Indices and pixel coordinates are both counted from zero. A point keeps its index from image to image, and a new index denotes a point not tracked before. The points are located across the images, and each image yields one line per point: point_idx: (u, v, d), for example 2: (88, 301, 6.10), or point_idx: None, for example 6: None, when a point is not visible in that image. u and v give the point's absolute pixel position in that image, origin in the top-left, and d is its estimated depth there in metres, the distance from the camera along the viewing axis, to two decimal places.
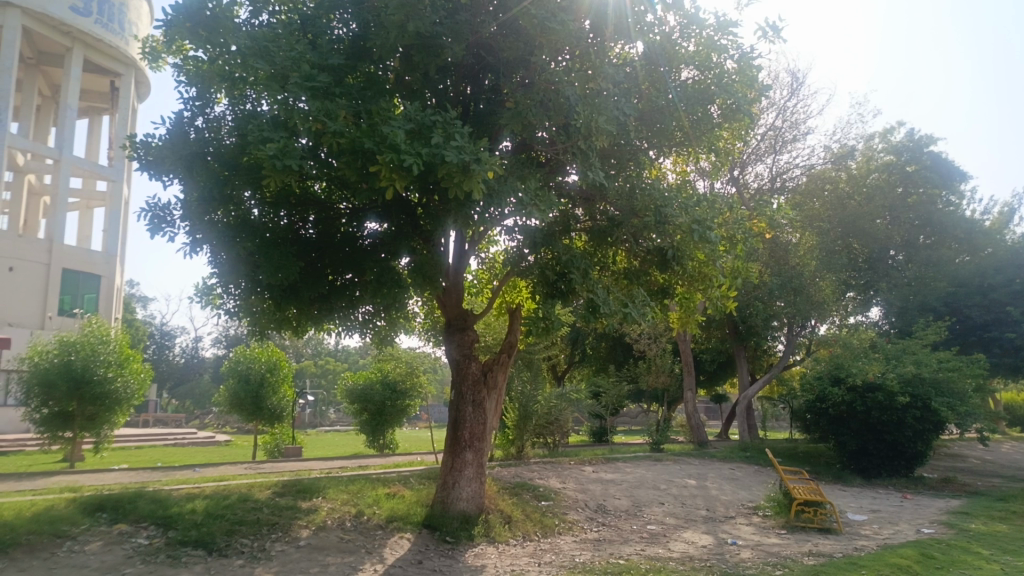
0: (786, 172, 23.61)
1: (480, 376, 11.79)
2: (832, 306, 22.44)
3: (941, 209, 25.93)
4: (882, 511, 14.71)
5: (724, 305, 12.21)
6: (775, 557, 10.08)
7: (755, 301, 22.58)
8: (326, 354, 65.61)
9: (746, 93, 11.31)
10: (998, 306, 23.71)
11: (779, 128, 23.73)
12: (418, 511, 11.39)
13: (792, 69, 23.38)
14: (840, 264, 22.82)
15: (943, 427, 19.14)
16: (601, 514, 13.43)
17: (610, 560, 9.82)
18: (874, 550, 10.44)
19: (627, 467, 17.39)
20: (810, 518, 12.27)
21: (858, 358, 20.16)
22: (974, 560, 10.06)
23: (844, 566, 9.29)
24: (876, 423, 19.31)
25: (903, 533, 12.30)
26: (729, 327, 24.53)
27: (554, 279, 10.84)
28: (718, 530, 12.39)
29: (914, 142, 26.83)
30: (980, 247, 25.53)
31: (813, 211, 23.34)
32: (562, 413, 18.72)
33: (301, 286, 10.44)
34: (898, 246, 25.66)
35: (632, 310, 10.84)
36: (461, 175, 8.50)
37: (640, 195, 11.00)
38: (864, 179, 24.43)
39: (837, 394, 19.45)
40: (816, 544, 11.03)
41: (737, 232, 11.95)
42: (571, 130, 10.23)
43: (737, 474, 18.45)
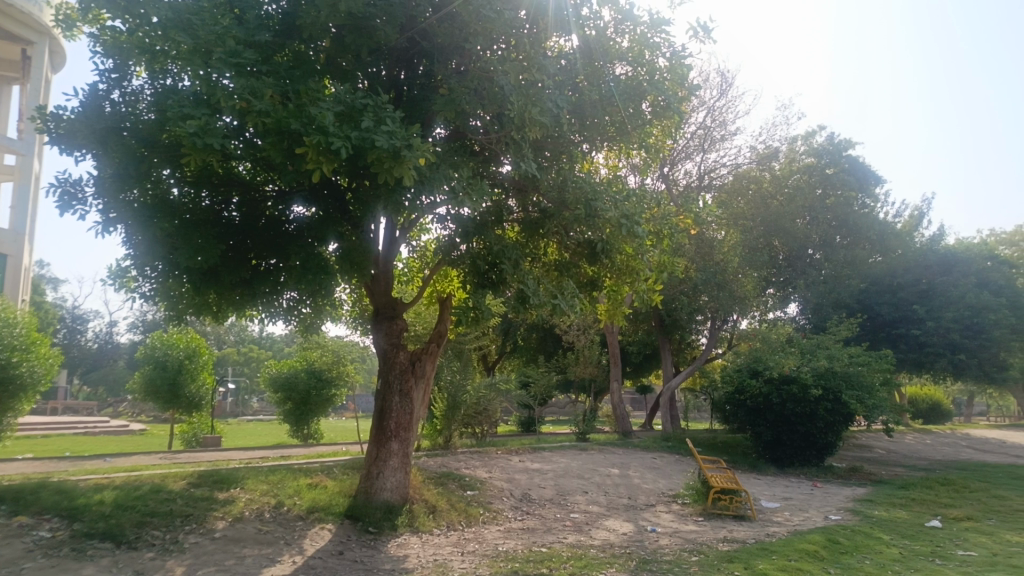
0: (714, 171, 24.13)
1: (408, 365, 11.65)
2: (752, 301, 23.19)
3: (856, 211, 26.49)
4: (793, 499, 15.35)
5: (650, 298, 12.47)
6: (692, 543, 10.38)
7: (681, 295, 23.15)
8: (251, 341, 63.84)
9: (676, 91, 11.52)
10: (906, 304, 25.72)
11: (708, 127, 24.32)
12: (340, 501, 11.21)
13: (721, 70, 24.02)
14: (761, 261, 23.64)
15: (852, 418, 20.08)
16: (525, 503, 13.55)
17: (532, 549, 9.92)
18: (784, 536, 10.87)
19: (553, 457, 17.59)
20: (726, 505, 12.68)
21: (776, 351, 20.91)
22: (876, 545, 10.60)
23: (755, 551, 9.63)
24: (790, 415, 20.13)
25: (812, 519, 12.88)
26: (655, 320, 25.03)
27: (485, 269, 10.79)
28: (638, 518, 12.68)
29: (833, 146, 27.27)
30: (892, 248, 26.92)
31: (737, 210, 24.08)
32: (491, 403, 18.79)
33: (221, 270, 10.04)
34: (816, 244, 26.16)
35: (561, 302, 10.91)
36: (392, 161, 8.34)
37: (571, 187, 11.00)
38: (786, 180, 25.30)
39: (755, 386, 20.18)
40: (730, 530, 11.41)
41: (664, 227, 12.22)
42: (504, 119, 10.22)
43: (658, 463, 18.93)
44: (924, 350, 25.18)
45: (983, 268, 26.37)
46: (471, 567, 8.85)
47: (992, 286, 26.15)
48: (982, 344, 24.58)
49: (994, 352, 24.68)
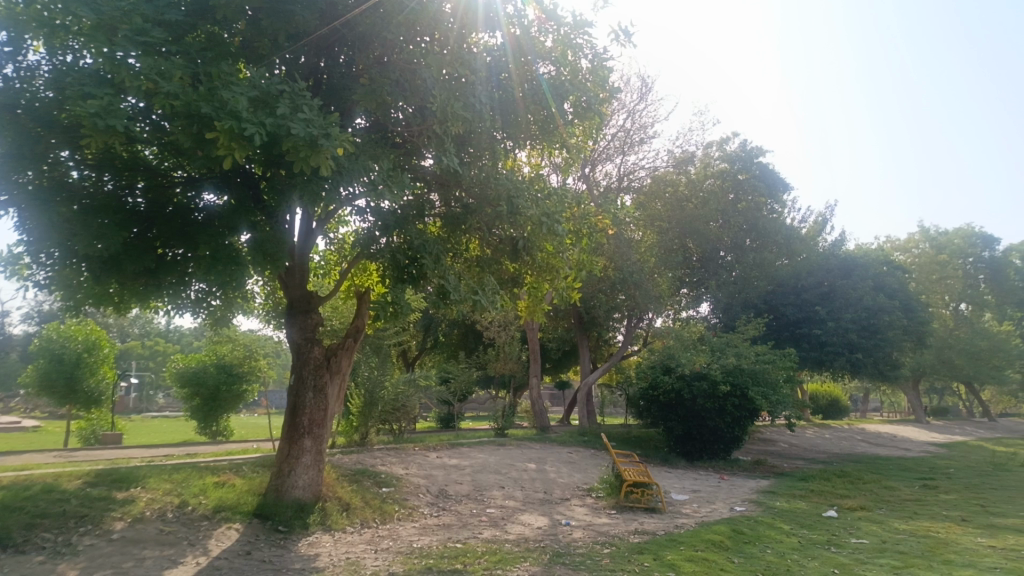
0: (633, 173, 24.99)
1: (322, 361, 11.40)
2: (667, 300, 23.84)
3: (765, 216, 26.91)
4: (701, 491, 15.91)
5: (569, 295, 12.62)
6: (604, 536, 10.61)
7: (599, 294, 23.60)
8: (157, 334, 61.05)
9: (598, 93, 11.70)
10: (808, 305, 27.00)
11: (628, 129, 24.88)
12: (248, 500, 10.88)
13: (641, 74, 24.61)
14: (676, 262, 24.63)
15: (757, 413, 20.96)
16: (442, 499, 13.51)
17: (447, 545, 9.89)
18: (692, 528, 11.25)
19: (471, 452, 17.61)
20: (637, 498, 13.00)
21: (687, 349, 21.56)
22: (776, 534, 11.11)
23: (664, 543, 9.92)
24: (700, 411, 20.81)
25: (718, 511, 13.38)
26: (574, 317, 25.32)
27: (404, 264, 10.62)
28: (553, 511, 12.85)
29: (745, 152, 27.43)
30: (797, 252, 27.64)
31: (655, 212, 25.22)
32: (410, 399, 18.60)
33: (123, 258, 9.49)
34: (727, 246, 26.89)
35: (481, 298, 10.90)
36: (308, 150, 8.12)
37: (493, 185, 10.95)
38: (701, 183, 26.10)
39: (667, 382, 20.75)
40: (641, 522, 11.72)
41: (583, 227, 12.43)
42: (426, 112, 10.13)
43: (574, 457, 19.22)
44: (825, 349, 26.51)
45: (879, 272, 28.12)
46: (384, 564, 8.75)
47: (887, 290, 27.83)
48: (876, 343, 26.29)
49: (887, 350, 26.41)
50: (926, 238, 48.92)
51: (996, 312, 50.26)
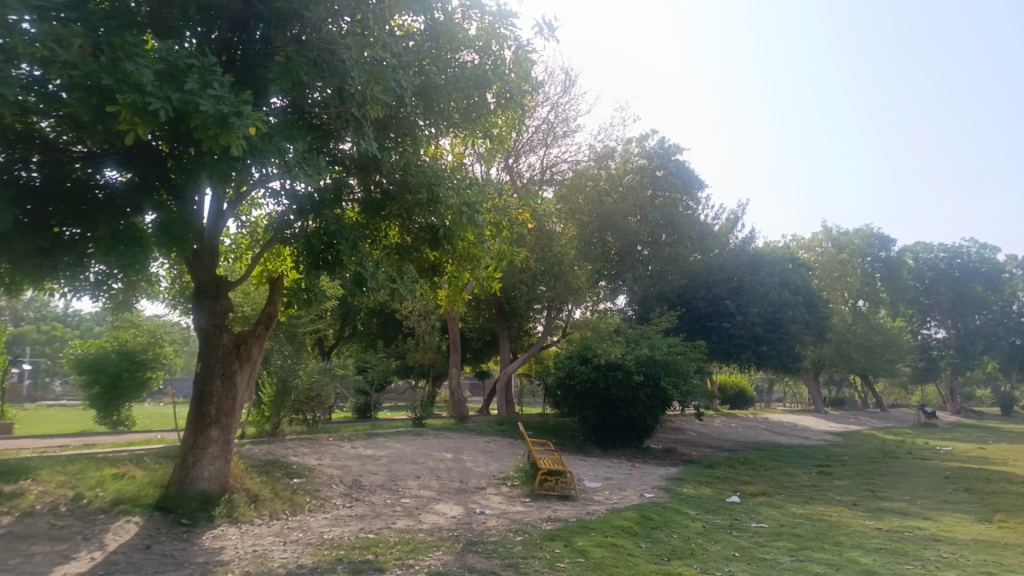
0: (556, 166, 25.67)
1: (231, 348, 11.01)
2: (586, 292, 24.24)
3: (681, 212, 27.68)
4: (613, 478, 16.30)
5: (490, 285, 12.65)
6: (518, 524, 10.72)
7: (519, 285, 23.72)
8: (53, 318, 57.56)
9: (521, 85, 11.76)
10: (719, 299, 27.94)
11: (552, 122, 25.15)
12: (150, 492, 10.45)
13: (564, 67, 24.85)
14: (594, 255, 25.21)
15: (668, 403, 21.65)
16: (355, 490, 13.32)
17: (358, 535, 9.77)
18: (603, 514, 11.51)
19: (387, 442, 17.44)
20: (552, 486, 13.18)
21: (604, 340, 21.90)
22: (683, 519, 11.50)
23: (576, 529, 10.11)
24: (615, 399, 21.29)
25: (629, 497, 13.74)
26: (496, 308, 25.08)
27: (320, 249, 10.28)
28: (468, 500, 12.88)
29: (663, 150, 27.82)
30: (710, 248, 28.42)
31: (575, 205, 25.49)
32: (325, 388, 18.23)
33: (15, 237, 8.74)
34: (644, 241, 27.79)
35: (399, 286, 10.78)
36: (218, 128, 7.80)
37: (414, 171, 10.82)
38: (621, 178, 26.64)
39: (583, 372, 21.05)
40: (554, 510, 11.90)
41: (503, 218, 12.38)
42: (345, 95, 9.83)
43: (491, 447, 19.30)
44: (733, 341, 27.56)
45: (785, 269, 29.42)
46: (292, 556, 8.55)
47: (791, 285, 29.20)
48: (780, 337, 27.61)
49: (790, 343, 27.80)
50: (829, 238, 51.47)
51: (890, 309, 53.43)
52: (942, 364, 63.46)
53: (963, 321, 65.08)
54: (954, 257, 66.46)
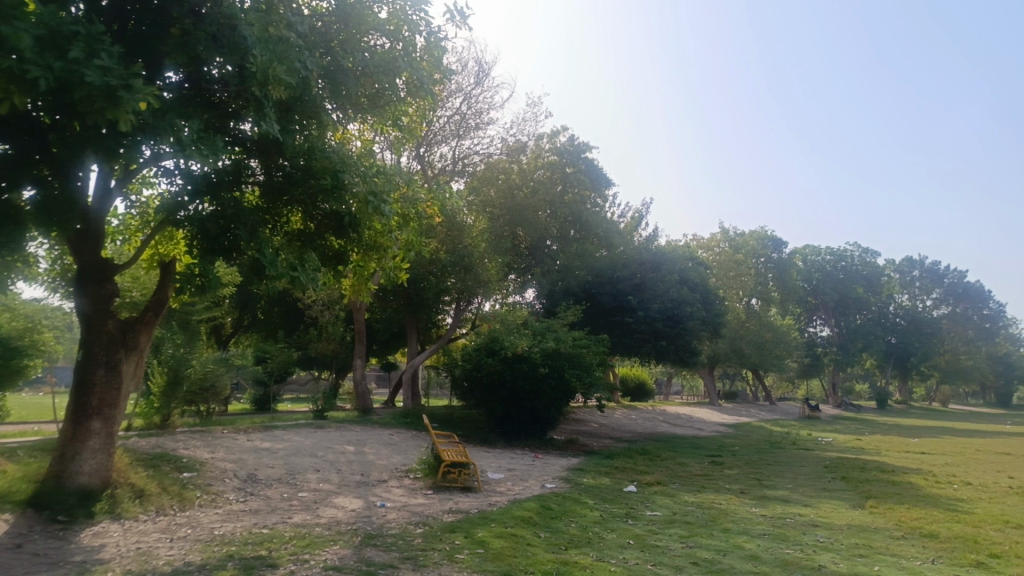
0: (467, 158, 26.21)
1: (117, 335, 10.38)
2: (495, 285, 24.41)
3: (589, 209, 28.24)
4: (516, 470, 16.45)
5: (397, 276, 12.50)
6: (418, 516, 10.64)
7: (428, 276, 23.49)
8: None
9: (432, 73, 11.63)
10: (622, 295, 28.18)
11: (464, 114, 25.30)
12: (22, 487, 9.75)
13: (477, 59, 24.90)
14: (504, 248, 25.33)
15: (571, 395, 22.04)
16: (250, 484, 12.86)
17: (251, 531, 9.44)
18: (504, 505, 11.59)
19: (285, 435, 16.94)
20: (454, 478, 13.13)
21: (511, 333, 21.99)
22: (581, 509, 11.77)
23: (477, 520, 10.15)
24: (520, 391, 21.47)
25: (530, 488, 13.92)
26: (403, 298, 24.61)
27: (216, 234, 9.90)
28: (369, 494, 12.68)
29: (573, 148, 28.21)
30: (615, 244, 29.20)
31: (487, 198, 26.13)
32: (220, 379, 17.46)
33: None
34: (553, 236, 28.15)
35: (300, 275, 10.37)
36: (105, 102, 7.34)
37: (319, 156, 10.52)
38: (531, 173, 26.95)
39: (490, 364, 21.11)
40: (456, 502, 11.90)
41: (411, 209, 12.16)
42: (246, 74, 9.45)
43: (394, 439, 19.08)
44: (635, 335, 28.24)
45: (685, 267, 30.53)
46: (180, 553, 8.19)
47: (690, 283, 30.34)
48: (679, 332, 28.49)
49: (687, 339, 28.75)
50: (727, 239, 53.48)
51: (780, 308, 56.23)
52: (825, 361, 67.54)
53: (845, 320, 69.43)
54: (839, 261, 70.61)
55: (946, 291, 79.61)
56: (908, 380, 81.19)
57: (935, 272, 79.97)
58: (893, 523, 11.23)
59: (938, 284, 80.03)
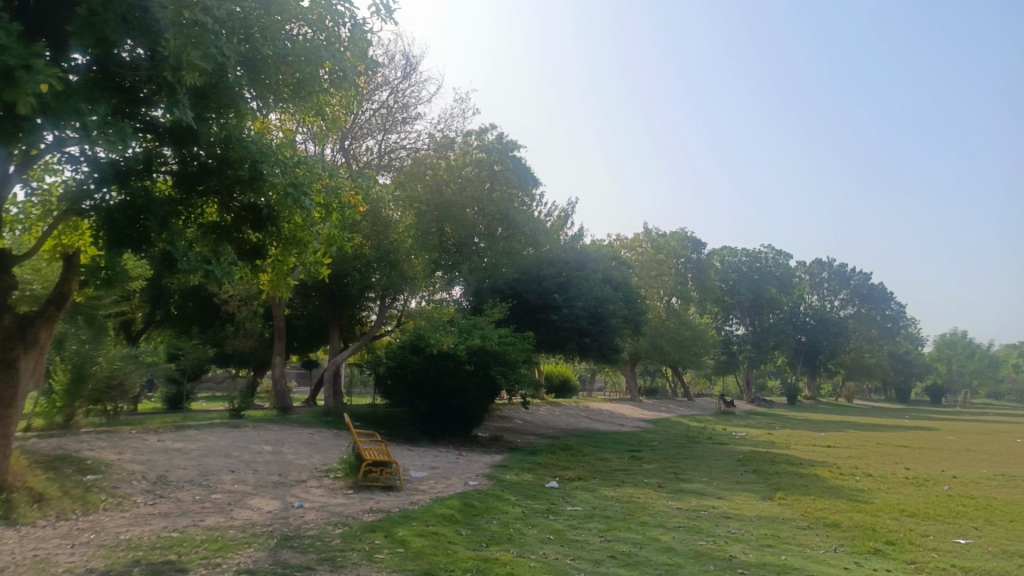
0: (394, 152, 26.07)
1: (14, 331, 9.79)
2: (421, 282, 24.23)
3: (516, 207, 28.42)
4: (439, 467, 16.39)
5: (318, 271, 12.25)
6: (338, 516, 10.46)
7: (352, 271, 23.10)
8: None
9: (356, 64, 11.49)
10: (548, 293, 28.38)
11: (390, 108, 25.21)
12: None
13: (404, 53, 24.74)
14: (431, 245, 25.12)
15: (496, 392, 22.08)
16: (160, 486, 12.33)
17: (160, 535, 9.07)
18: (426, 504, 11.53)
19: (199, 435, 16.33)
20: (376, 477, 12.95)
21: (437, 330, 21.83)
22: (503, 506, 11.82)
23: (398, 519, 10.05)
24: (445, 388, 21.38)
25: (453, 486, 13.89)
26: (326, 294, 24.22)
27: (124, 225, 9.41)
28: (287, 494, 12.37)
29: (501, 145, 28.26)
30: (541, 242, 29.40)
31: (414, 192, 25.75)
32: (129, 376, 16.67)
33: None
34: (481, 233, 28.07)
35: (215, 268, 9.99)
36: (3, 83, 6.91)
37: (236, 145, 10.19)
38: (459, 170, 26.96)
39: (415, 361, 20.95)
40: (377, 501, 11.74)
41: (332, 201, 11.95)
42: (159, 58, 9.05)
43: (314, 438, 18.68)
44: (559, 333, 28.49)
45: (608, 266, 31.05)
46: (81, 560, 7.78)
47: (613, 282, 30.86)
48: (602, 330, 28.84)
49: (610, 336, 29.14)
50: (649, 238, 54.54)
51: (698, 306, 57.85)
52: (740, 358, 70.09)
53: (759, 320, 72.33)
54: (754, 262, 73.18)
55: (852, 292, 83.70)
56: (816, 376, 85.16)
57: (842, 274, 83.92)
58: (799, 513, 11.76)
59: (844, 285, 84.02)
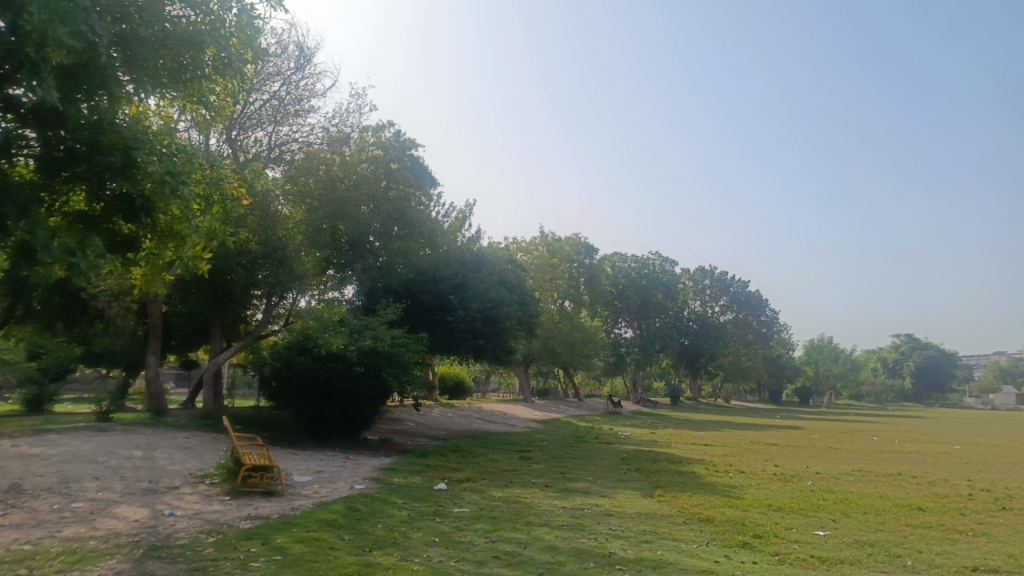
0: (285, 145, 25.18)
1: None
2: (311, 280, 23.56)
3: (413, 207, 27.92)
4: (324, 472, 15.97)
5: (196, 266, 11.79)
6: (211, 524, 9.99)
7: (236, 268, 22.23)
8: None
9: (243, 52, 11.05)
10: (443, 294, 28.09)
11: (282, 99, 24.38)
12: None
13: (296, 43, 24.09)
14: (322, 242, 24.50)
15: (386, 394, 21.73)
16: (13, 495, 11.36)
17: (9, 548, 8.34)
18: (308, 509, 11.20)
19: (60, 440, 15.17)
20: (256, 482, 12.46)
21: (326, 330, 21.23)
22: (389, 509, 11.66)
23: (277, 526, 9.71)
24: (333, 391, 20.87)
25: (337, 490, 13.56)
26: (207, 292, 23.16)
27: None
28: (157, 502, 11.70)
29: (399, 144, 27.92)
30: (438, 243, 29.09)
31: (305, 187, 24.94)
32: None
33: None
34: (376, 232, 27.65)
35: (80, 262, 9.20)
36: None
37: (108, 130, 9.54)
38: (354, 167, 26.49)
39: (302, 363, 20.31)
40: (256, 507, 11.30)
41: (213, 192, 11.41)
42: (20, 32, 8.35)
43: (191, 442, 17.75)
44: (454, 335, 28.19)
45: (504, 269, 31.29)
46: None
47: (508, 284, 31.22)
48: (496, 331, 29.00)
49: (504, 338, 29.40)
50: (544, 242, 55.39)
51: (589, 309, 59.18)
52: (628, 360, 72.62)
53: (646, 323, 75.08)
54: (643, 267, 75.63)
55: (731, 299, 88.36)
56: (697, 378, 89.17)
57: (723, 281, 88.31)
58: (677, 509, 12.27)
59: (724, 292, 88.43)
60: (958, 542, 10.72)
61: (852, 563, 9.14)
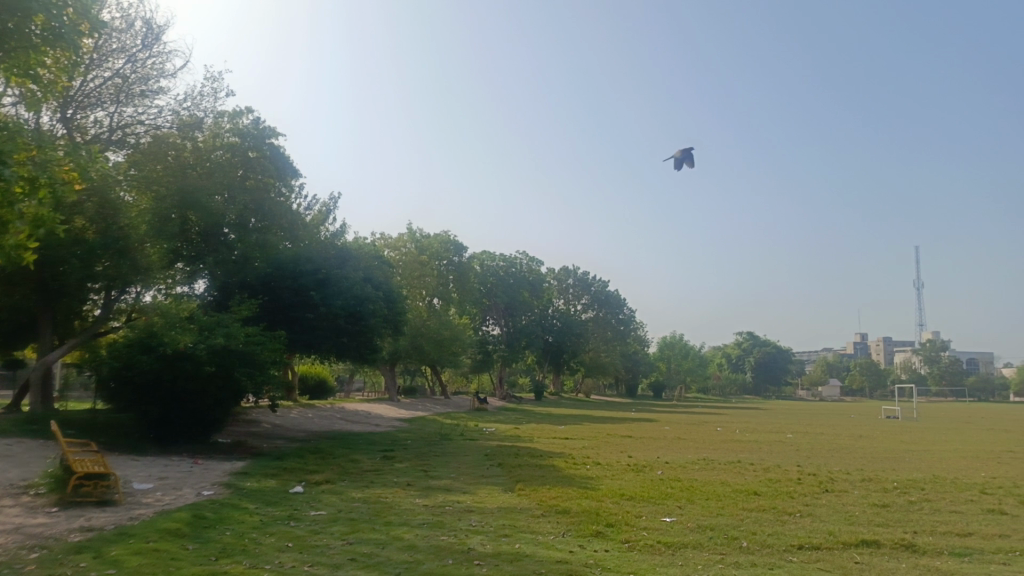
0: (128, 127, 23.31)
1: None
2: (157, 273, 22.42)
3: (271, 199, 27.19)
4: (169, 478, 14.98)
5: (20, 255, 10.59)
6: (35, 538, 9.09)
7: (67, 258, 20.27)
8: None
9: (77, 24, 10.36)
10: (304, 291, 26.86)
11: (126, 78, 22.67)
12: None
13: (142, 17, 22.45)
14: (172, 233, 23.16)
15: (239, 395, 20.69)
16: None
17: None
18: (148, 518, 10.47)
19: None
20: (88, 492, 11.48)
21: (172, 326, 19.89)
22: (239, 514, 11.13)
23: (111, 537, 9.01)
24: (181, 391, 19.64)
25: (182, 497, 12.76)
26: (36, 284, 21.12)
27: None
28: None
29: (258, 132, 27.14)
30: (299, 237, 28.47)
31: (151, 174, 22.85)
32: None
33: None
34: (231, 225, 26.09)
35: None
36: None
37: None
38: (209, 152, 24.85)
39: (144, 363, 18.85)
40: (88, 518, 10.41)
41: (39, 173, 10.45)
42: None
43: (13, 450, 16.07)
44: (315, 333, 27.36)
45: (370, 265, 30.95)
46: None
47: (374, 281, 30.44)
48: (360, 329, 28.22)
49: (368, 335, 28.62)
50: (412, 239, 54.85)
51: (457, 307, 59.23)
52: (494, 357, 73.32)
53: (512, 321, 76.30)
54: (510, 267, 76.63)
55: (593, 298, 91.75)
56: (560, 374, 91.85)
57: (585, 280, 91.43)
58: (535, 502, 12.56)
59: (587, 291, 91.56)
60: (787, 523, 11.70)
61: (694, 547, 9.72)
